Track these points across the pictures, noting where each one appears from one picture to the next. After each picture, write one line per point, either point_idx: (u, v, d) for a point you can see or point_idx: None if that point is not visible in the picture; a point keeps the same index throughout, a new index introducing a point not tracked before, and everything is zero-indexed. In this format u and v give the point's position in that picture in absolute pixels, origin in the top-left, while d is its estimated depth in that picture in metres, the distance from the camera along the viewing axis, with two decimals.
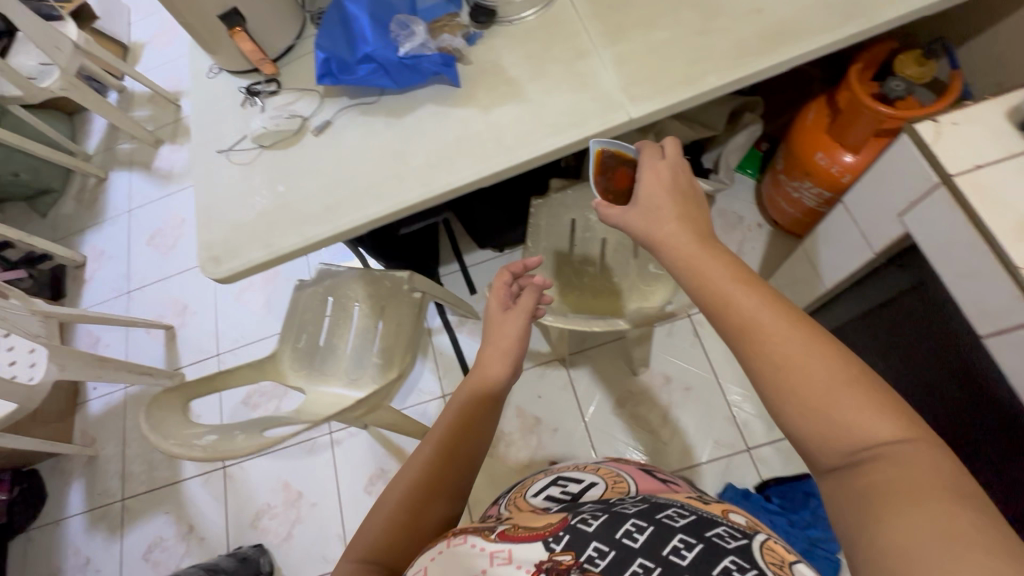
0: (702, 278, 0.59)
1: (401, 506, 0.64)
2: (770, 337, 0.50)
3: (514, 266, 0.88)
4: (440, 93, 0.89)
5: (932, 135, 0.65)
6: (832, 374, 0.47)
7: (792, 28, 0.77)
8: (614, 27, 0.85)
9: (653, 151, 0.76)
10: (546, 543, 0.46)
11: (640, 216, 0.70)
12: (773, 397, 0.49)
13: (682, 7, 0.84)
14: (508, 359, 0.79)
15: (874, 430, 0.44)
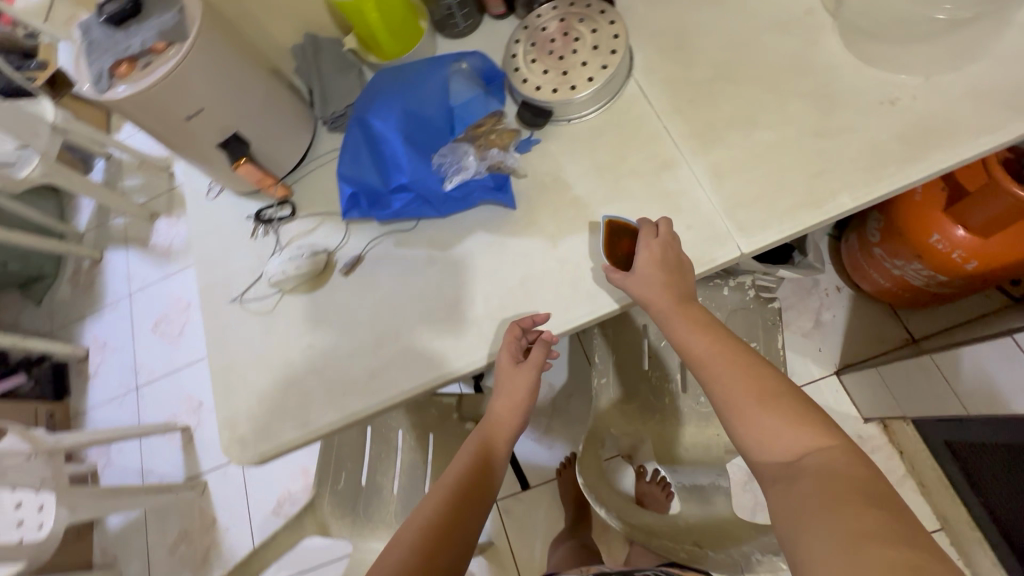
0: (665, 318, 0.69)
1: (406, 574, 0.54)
2: (718, 366, 0.62)
3: (523, 320, 0.67)
4: (492, 217, 0.74)
5: None
6: (759, 396, 0.59)
7: (939, 127, 0.62)
8: (702, 127, 0.70)
9: (645, 233, 0.65)
10: None
11: (637, 276, 0.64)
12: (727, 419, 0.60)
13: (787, 99, 0.68)
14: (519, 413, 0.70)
15: (793, 440, 0.55)
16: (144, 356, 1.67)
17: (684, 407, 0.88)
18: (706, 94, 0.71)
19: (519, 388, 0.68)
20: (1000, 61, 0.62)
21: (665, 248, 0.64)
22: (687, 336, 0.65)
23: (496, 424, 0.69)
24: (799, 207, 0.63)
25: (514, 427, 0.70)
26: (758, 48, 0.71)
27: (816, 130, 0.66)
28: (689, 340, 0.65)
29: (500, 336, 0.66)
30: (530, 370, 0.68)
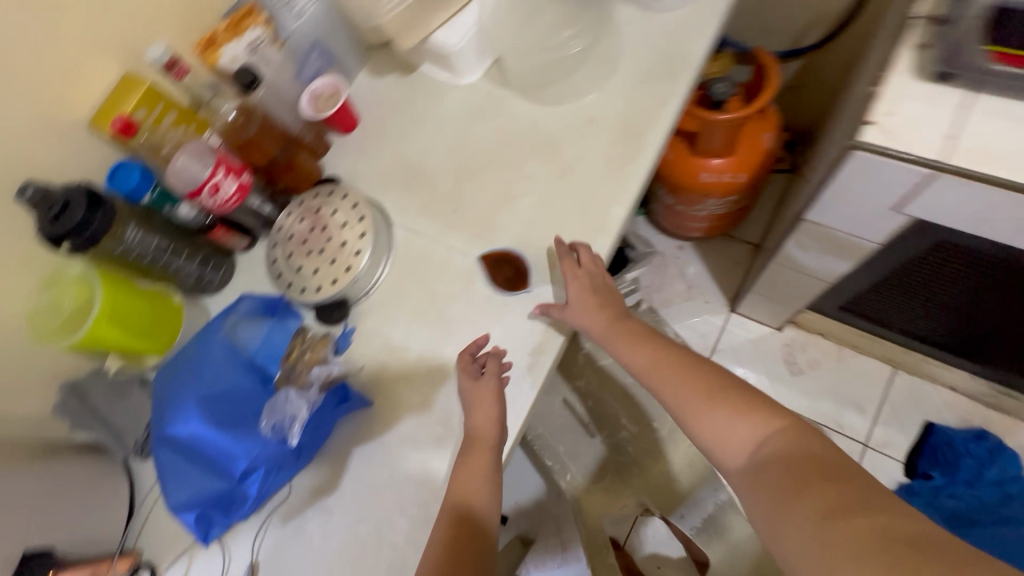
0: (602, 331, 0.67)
1: None
2: (660, 373, 0.61)
3: (470, 346, 0.66)
4: (356, 427, 0.67)
5: (883, 135, 0.56)
6: (708, 390, 0.57)
7: (635, 117, 0.71)
8: (477, 226, 0.72)
9: (568, 264, 0.65)
10: None
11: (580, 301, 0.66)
12: (680, 415, 0.58)
13: (522, 165, 0.74)
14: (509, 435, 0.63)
15: (747, 427, 0.53)
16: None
17: (647, 442, 0.85)
18: (461, 199, 0.74)
19: (487, 401, 0.61)
20: (637, 51, 0.74)
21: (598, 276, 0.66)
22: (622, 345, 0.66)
23: (477, 440, 0.60)
24: (592, 238, 0.67)
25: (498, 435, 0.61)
26: (471, 142, 0.77)
27: (559, 173, 0.71)
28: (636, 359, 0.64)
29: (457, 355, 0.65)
30: (490, 384, 0.62)
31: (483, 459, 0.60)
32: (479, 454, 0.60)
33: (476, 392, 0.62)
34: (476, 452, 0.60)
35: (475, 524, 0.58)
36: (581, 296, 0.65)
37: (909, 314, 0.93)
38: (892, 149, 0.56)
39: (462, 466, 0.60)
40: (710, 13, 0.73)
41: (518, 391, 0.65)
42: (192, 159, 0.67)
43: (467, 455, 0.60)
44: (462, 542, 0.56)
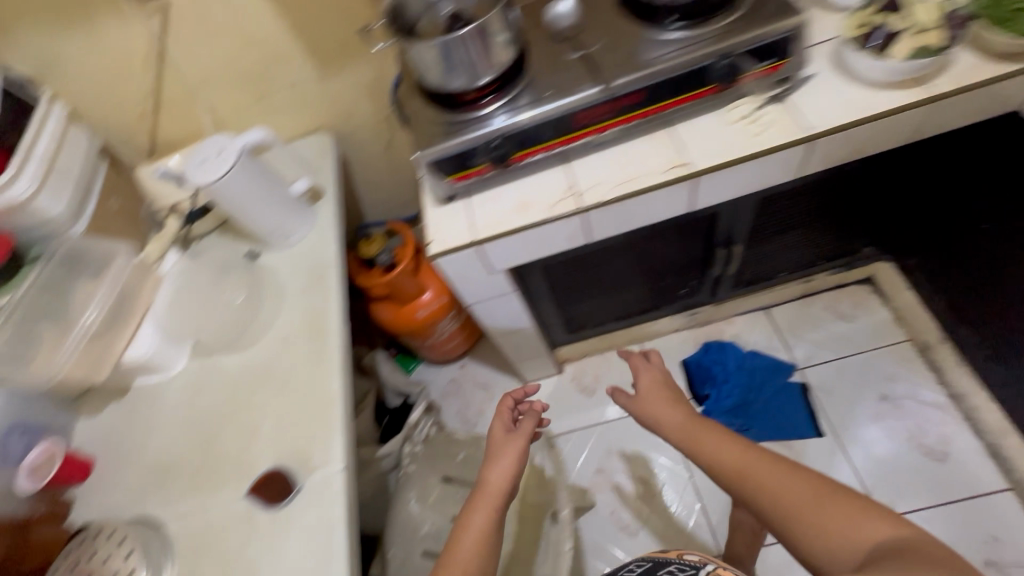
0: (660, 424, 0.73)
1: None
2: (699, 430, 0.67)
3: (517, 391, 0.84)
4: None
5: (439, 245, 0.81)
6: (726, 432, 0.65)
7: (314, 318, 0.90)
8: (235, 474, 0.79)
9: (637, 358, 0.82)
10: None
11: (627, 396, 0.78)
12: (688, 442, 0.67)
13: (250, 403, 0.85)
14: (511, 479, 0.72)
15: (751, 454, 0.61)
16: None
17: None
18: (213, 460, 0.81)
19: (510, 453, 0.74)
20: (291, 279, 0.96)
21: (654, 373, 0.79)
22: (663, 412, 0.73)
23: (489, 488, 0.70)
24: (326, 418, 0.79)
25: (508, 491, 0.71)
26: (204, 413, 0.87)
27: (280, 389, 0.84)
28: (660, 412, 0.73)
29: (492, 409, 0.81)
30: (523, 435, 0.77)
31: (488, 503, 0.69)
32: (485, 503, 0.69)
33: (507, 447, 0.75)
34: (484, 496, 0.70)
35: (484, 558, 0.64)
36: (653, 393, 0.76)
37: (600, 313, 1.23)
38: (448, 249, 0.80)
39: (471, 510, 0.69)
40: (328, 229, 1.00)
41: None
42: None
43: (473, 503, 0.69)
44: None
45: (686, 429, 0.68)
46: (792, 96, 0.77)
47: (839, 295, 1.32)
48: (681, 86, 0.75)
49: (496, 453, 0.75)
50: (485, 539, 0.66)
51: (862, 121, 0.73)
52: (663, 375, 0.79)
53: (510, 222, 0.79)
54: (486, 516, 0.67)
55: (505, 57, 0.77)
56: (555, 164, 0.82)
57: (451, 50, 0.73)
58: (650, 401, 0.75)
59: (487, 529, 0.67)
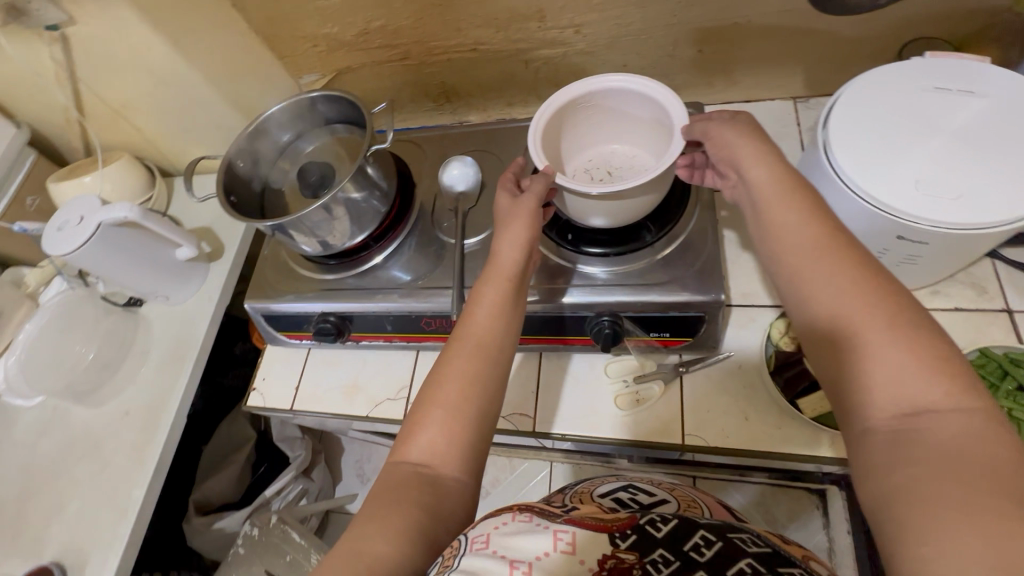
0: (783, 240, 0.44)
1: (429, 457, 0.45)
2: (806, 261, 0.42)
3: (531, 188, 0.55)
4: None
5: (259, 398, 0.73)
6: (886, 313, 0.38)
7: (155, 402, 0.87)
8: (27, 546, 0.80)
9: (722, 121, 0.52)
10: (611, 538, 0.42)
11: (724, 129, 0.50)
12: (801, 307, 0.42)
13: (72, 469, 0.84)
14: (501, 308, 0.52)
15: (923, 394, 0.35)
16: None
17: None
18: (18, 524, 0.82)
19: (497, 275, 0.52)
20: (158, 341, 0.93)
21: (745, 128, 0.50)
22: (768, 214, 0.45)
23: (466, 323, 0.51)
24: (117, 525, 0.79)
25: (498, 329, 0.51)
26: (32, 461, 0.86)
27: (99, 468, 0.84)
28: (778, 217, 0.45)
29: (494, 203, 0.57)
30: (517, 244, 0.53)
31: (471, 345, 0.49)
32: (470, 343, 0.50)
33: (497, 263, 0.53)
34: (462, 338, 0.50)
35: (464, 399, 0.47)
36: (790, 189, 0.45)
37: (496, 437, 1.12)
38: (264, 407, 0.72)
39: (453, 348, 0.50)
40: (208, 304, 0.94)
41: None
42: None
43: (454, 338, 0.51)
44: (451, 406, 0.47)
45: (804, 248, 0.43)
46: (686, 376, 0.63)
47: (777, 493, 1.10)
48: (550, 327, 0.63)
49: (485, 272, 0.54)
50: (470, 376, 0.48)
51: (751, 449, 0.58)
52: (775, 152, 0.48)
53: (331, 404, 0.70)
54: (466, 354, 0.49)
55: (371, 221, 0.65)
56: (406, 351, 0.71)
57: (287, 234, 0.60)
58: (790, 201, 0.45)
59: (466, 372, 0.48)
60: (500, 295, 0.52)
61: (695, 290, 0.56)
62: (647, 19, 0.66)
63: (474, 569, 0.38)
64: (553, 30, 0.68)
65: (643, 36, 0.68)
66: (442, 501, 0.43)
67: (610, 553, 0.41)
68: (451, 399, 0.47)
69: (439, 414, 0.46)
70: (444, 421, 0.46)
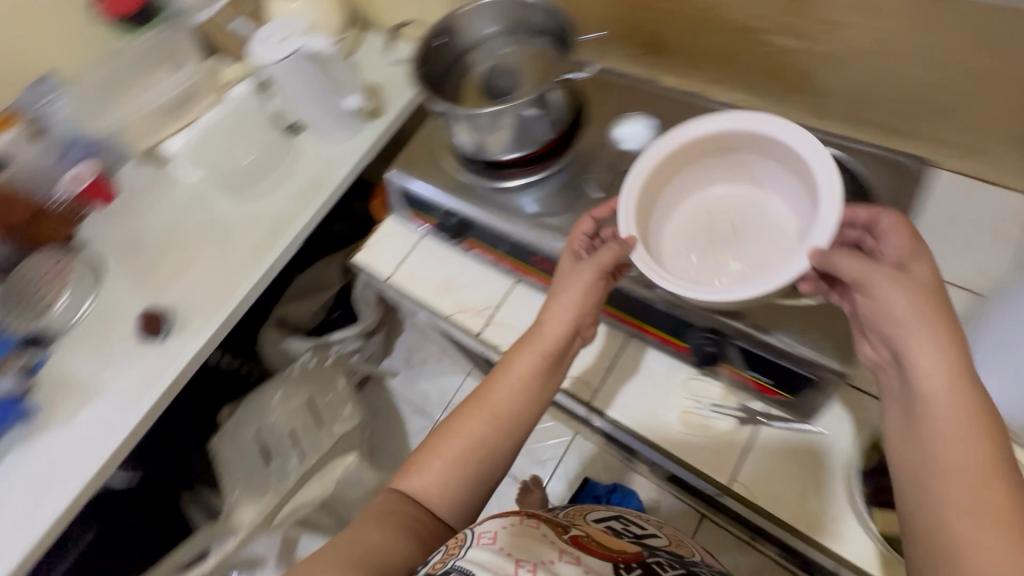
0: (948, 472, 0.40)
1: (429, 488, 0.56)
2: (979, 516, 0.38)
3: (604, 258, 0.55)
4: (24, 432, 0.87)
5: (364, 253, 0.79)
6: None
7: (282, 220, 0.97)
8: (152, 288, 0.95)
9: (901, 274, 0.43)
10: (617, 565, 0.56)
11: (870, 261, 0.44)
12: (923, 524, 0.40)
13: (202, 245, 0.98)
14: (534, 376, 0.57)
15: None
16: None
17: (287, 487, 1.04)
18: (151, 268, 0.98)
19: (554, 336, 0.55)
20: (301, 169, 1.01)
21: (901, 278, 0.42)
22: (940, 445, 0.40)
23: (495, 377, 0.58)
24: (219, 307, 0.91)
25: (529, 397, 0.57)
26: (177, 224, 1.01)
27: (221, 254, 0.96)
28: (945, 437, 0.40)
29: (557, 263, 0.57)
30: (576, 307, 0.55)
31: (484, 410, 0.57)
32: (481, 407, 0.57)
33: (547, 332, 0.56)
34: (486, 394, 0.58)
35: (472, 456, 0.56)
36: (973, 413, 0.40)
37: None
38: (364, 264, 0.78)
39: (467, 406, 0.58)
40: (354, 154, 1.00)
41: (128, 415, 0.85)
42: None
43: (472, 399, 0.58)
44: (466, 456, 0.56)
45: (974, 491, 0.38)
46: (763, 429, 0.60)
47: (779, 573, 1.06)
48: (662, 322, 0.61)
49: (530, 339, 0.57)
50: (477, 435, 0.56)
51: (797, 525, 0.56)
52: (955, 343, 0.41)
53: (420, 292, 0.74)
54: (483, 422, 0.56)
55: (532, 139, 0.64)
56: (502, 273, 0.72)
57: (451, 122, 0.62)
58: (963, 429, 0.40)
59: (477, 433, 0.56)
60: (533, 372, 0.57)
61: (822, 351, 0.52)
62: (923, 45, 0.57)
63: (479, 559, 0.48)
64: (806, 19, 0.61)
65: (903, 62, 0.60)
66: (432, 523, 0.55)
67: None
68: (461, 454, 0.56)
69: (439, 462, 0.56)
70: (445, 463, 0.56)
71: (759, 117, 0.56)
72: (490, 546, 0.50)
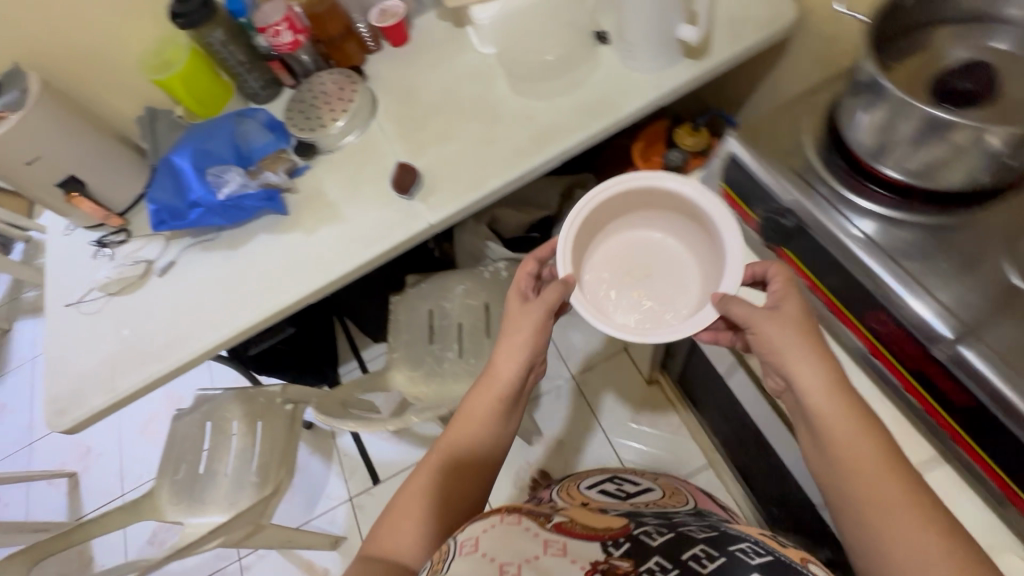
0: (862, 469, 0.53)
1: (431, 495, 0.64)
2: (884, 512, 0.50)
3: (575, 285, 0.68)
4: (271, 223, 0.97)
5: (643, 208, 0.77)
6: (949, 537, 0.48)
7: (554, 130, 0.91)
8: (413, 146, 0.98)
9: (784, 286, 0.63)
10: (604, 545, 0.55)
11: (768, 317, 0.60)
12: (847, 509, 0.53)
13: (470, 123, 0.97)
14: (512, 372, 0.69)
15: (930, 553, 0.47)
16: (32, 453, 1.69)
17: (435, 371, 1.06)
18: (418, 126, 0.99)
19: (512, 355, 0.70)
20: (592, 85, 0.93)
21: (789, 326, 0.59)
22: (833, 442, 0.55)
23: (490, 381, 0.70)
24: (466, 190, 0.90)
25: (510, 382, 0.70)
26: (454, 93, 1.01)
27: (484, 139, 0.94)
28: (840, 437, 0.54)
29: (512, 279, 0.74)
30: (542, 307, 0.69)
31: (490, 399, 0.69)
32: (487, 395, 0.70)
33: (512, 326, 0.71)
34: (484, 390, 0.70)
35: (461, 451, 0.67)
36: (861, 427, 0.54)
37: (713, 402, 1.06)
38: (639, 219, 0.76)
39: (472, 401, 0.70)
40: (654, 91, 0.89)
41: (357, 252, 0.90)
42: (276, 10, 1.00)
43: (475, 395, 0.70)
44: (461, 452, 0.67)
45: (863, 463, 0.53)
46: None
47: None
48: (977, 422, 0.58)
49: (506, 341, 0.70)
50: (470, 434, 0.68)
51: None
52: (824, 358, 0.58)
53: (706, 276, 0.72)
54: (477, 417, 0.69)
55: (943, 177, 0.59)
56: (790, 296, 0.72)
57: (869, 102, 0.59)
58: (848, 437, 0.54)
59: (474, 429, 0.68)
60: (495, 387, 0.69)
61: None
62: None
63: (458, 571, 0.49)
64: None
65: None
66: (445, 514, 0.63)
67: (605, 560, 0.52)
68: (457, 457, 0.67)
69: (439, 469, 0.66)
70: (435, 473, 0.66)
71: (653, 178, 0.69)
72: (472, 552, 0.51)
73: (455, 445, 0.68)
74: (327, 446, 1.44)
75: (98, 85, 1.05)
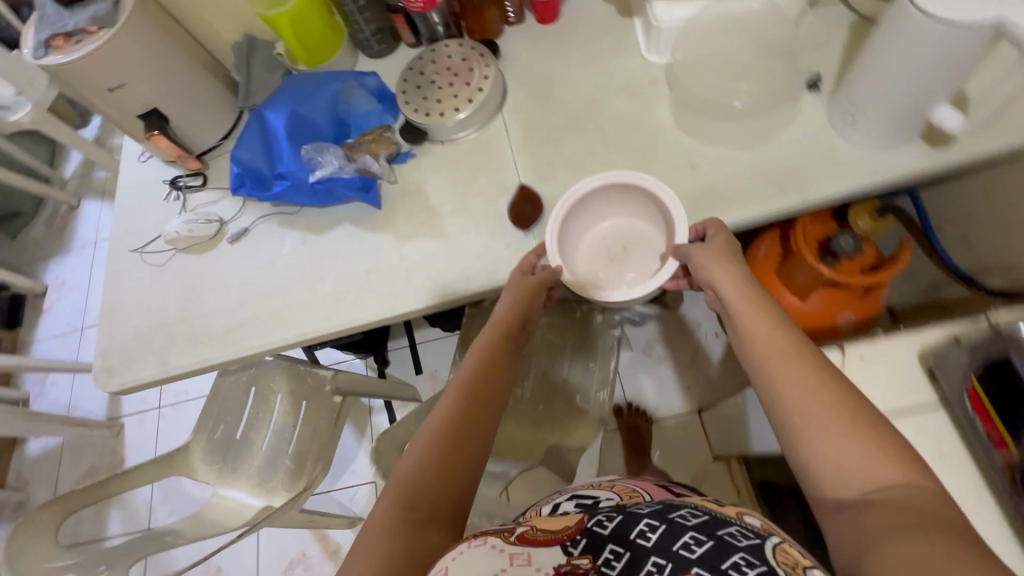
0: (763, 356, 0.53)
1: (440, 430, 0.57)
2: (790, 359, 0.51)
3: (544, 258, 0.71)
4: (360, 214, 0.85)
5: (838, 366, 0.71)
6: (854, 421, 0.46)
7: (721, 194, 0.73)
8: (541, 165, 0.81)
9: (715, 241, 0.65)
10: (563, 547, 0.48)
11: (703, 250, 0.64)
12: (781, 421, 0.49)
13: (616, 153, 0.79)
14: (513, 307, 0.69)
15: (873, 478, 0.43)
16: (84, 340, 1.73)
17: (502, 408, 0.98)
18: (552, 140, 0.83)
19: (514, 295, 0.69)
20: (784, 144, 0.73)
21: (717, 257, 0.63)
22: (750, 329, 0.55)
23: (498, 324, 0.68)
24: None
25: (515, 323, 0.68)
26: (603, 107, 0.83)
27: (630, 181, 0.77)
28: (763, 336, 0.54)
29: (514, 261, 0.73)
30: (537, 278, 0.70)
31: (492, 336, 0.67)
32: (488, 336, 0.67)
33: (514, 283, 0.71)
34: (489, 333, 0.67)
35: (470, 380, 0.62)
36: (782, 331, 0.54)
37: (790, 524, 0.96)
38: None
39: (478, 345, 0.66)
40: (865, 176, 0.69)
41: (451, 284, 0.77)
42: None
43: (484, 336, 0.67)
44: (472, 382, 0.62)
45: (777, 360, 0.51)
46: None
47: None
48: None
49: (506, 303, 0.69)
50: (475, 360, 0.64)
51: None
52: (737, 265, 0.61)
53: None
54: (480, 346, 0.65)
55: None
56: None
57: None
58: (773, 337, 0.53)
59: (477, 359, 0.64)
60: (499, 323, 0.68)
61: None
62: None
63: None
64: None
65: None
66: (459, 447, 0.56)
67: (567, 560, 0.46)
68: (466, 384, 0.62)
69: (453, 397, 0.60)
70: (453, 394, 0.61)
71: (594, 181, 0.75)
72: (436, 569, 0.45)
73: (465, 369, 0.63)
74: (362, 420, 1.40)
75: (197, 1, 0.90)
